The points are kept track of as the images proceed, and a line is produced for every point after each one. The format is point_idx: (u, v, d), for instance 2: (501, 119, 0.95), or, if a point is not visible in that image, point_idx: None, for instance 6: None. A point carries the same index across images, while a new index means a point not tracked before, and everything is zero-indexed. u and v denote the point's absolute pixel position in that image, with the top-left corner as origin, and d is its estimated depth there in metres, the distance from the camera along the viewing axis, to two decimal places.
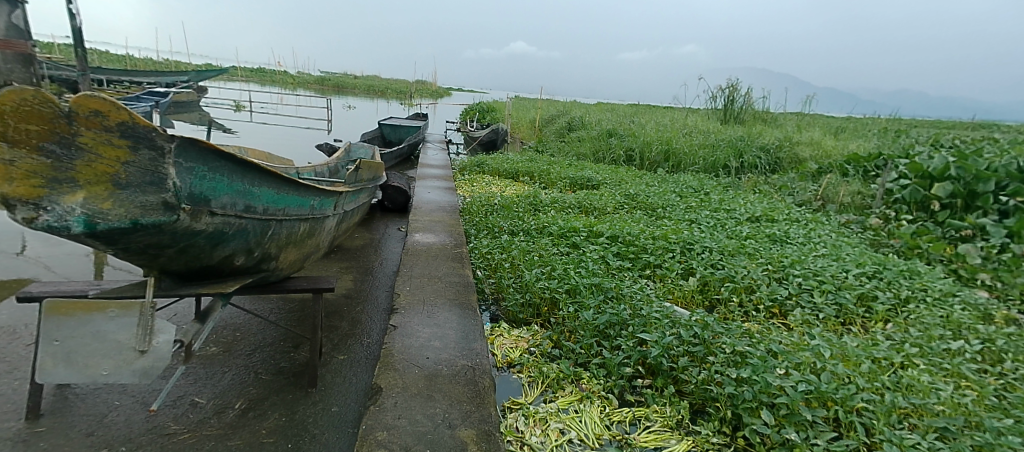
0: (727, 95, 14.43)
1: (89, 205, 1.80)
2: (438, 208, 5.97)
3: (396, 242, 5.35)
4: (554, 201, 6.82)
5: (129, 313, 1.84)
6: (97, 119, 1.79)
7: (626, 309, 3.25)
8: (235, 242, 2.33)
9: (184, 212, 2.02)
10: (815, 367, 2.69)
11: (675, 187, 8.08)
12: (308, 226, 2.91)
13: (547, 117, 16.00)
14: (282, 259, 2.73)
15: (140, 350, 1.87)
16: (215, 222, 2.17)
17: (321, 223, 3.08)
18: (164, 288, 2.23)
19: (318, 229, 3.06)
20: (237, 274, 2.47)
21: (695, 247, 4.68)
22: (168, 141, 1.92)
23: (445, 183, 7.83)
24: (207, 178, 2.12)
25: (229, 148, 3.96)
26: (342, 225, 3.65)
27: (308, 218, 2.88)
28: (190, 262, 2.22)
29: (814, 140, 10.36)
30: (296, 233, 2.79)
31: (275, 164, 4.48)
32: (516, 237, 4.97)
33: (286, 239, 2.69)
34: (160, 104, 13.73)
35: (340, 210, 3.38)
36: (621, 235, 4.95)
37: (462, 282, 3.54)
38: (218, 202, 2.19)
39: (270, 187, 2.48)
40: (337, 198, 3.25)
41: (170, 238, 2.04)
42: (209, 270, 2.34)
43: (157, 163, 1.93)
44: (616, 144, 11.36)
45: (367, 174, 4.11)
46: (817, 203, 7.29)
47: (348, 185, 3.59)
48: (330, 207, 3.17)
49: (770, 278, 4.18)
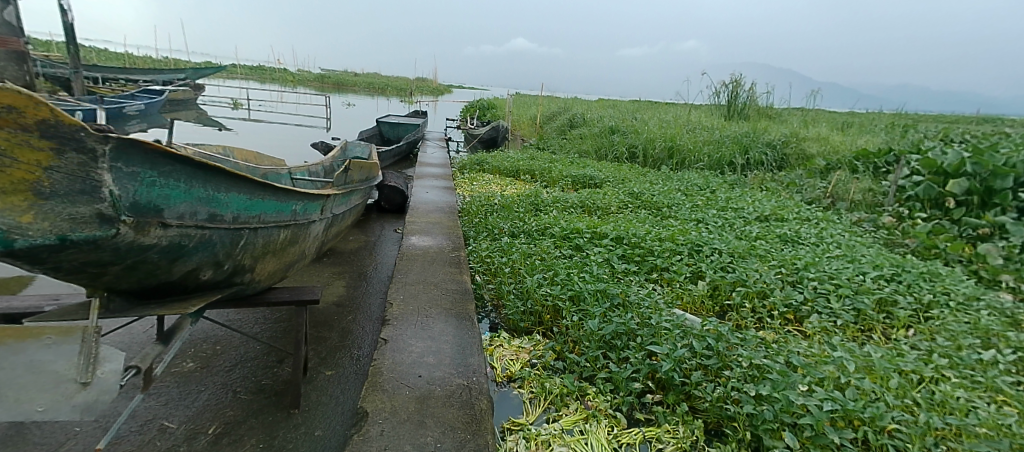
0: (731, 91, 14.20)
1: (5, 218, 1.57)
2: (436, 208, 5.78)
3: (392, 244, 5.16)
4: (557, 200, 6.61)
5: (70, 340, 1.70)
6: (11, 116, 1.56)
7: (633, 318, 3.05)
8: (197, 255, 2.15)
9: (124, 225, 1.81)
10: (839, 382, 2.49)
11: (680, 185, 7.86)
12: (290, 233, 2.74)
13: (548, 114, 15.78)
14: (260, 268, 2.56)
15: (83, 381, 1.71)
16: (168, 234, 1.99)
17: (306, 228, 2.90)
18: (113, 310, 2.02)
19: (303, 234, 2.89)
20: (204, 289, 2.29)
21: (704, 249, 4.48)
22: (101, 143, 1.71)
23: (444, 182, 7.63)
24: (159, 185, 1.93)
25: (212, 149, 3.77)
26: (331, 229, 3.48)
27: (289, 224, 2.71)
28: (145, 279, 2.03)
29: (821, 135, 10.13)
30: (275, 241, 2.61)
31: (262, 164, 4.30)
32: (517, 239, 4.78)
33: (262, 248, 2.52)
34: (155, 102, 13.56)
35: (329, 213, 3.21)
36: (626, 236, 4.76)
37: (460, 289, 3.35)
38: (173, 211, 2.00)
39: (241, 193, 2.30)
40: (324, 201, 3.08)
41: (111, 255, 1.83)
42: (169, 287, 2.15)
43: (88, 167, 1.70)
44: (619, 141, 11.15)
45: (358, 173, 3.94)
46: (827, 200, 7.07)
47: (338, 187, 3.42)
48: (316, 211, 2.99)
49: (783, 281, 3.97)
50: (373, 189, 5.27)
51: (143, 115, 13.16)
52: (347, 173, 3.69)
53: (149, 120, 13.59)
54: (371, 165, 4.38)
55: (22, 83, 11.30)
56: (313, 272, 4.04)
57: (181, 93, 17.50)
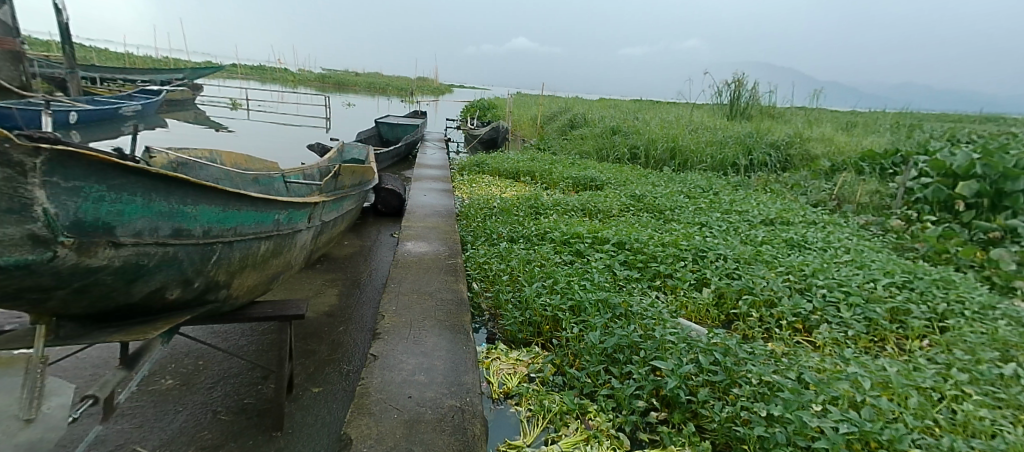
0: (734, 90, 14.07)
1: None
2: (433, 212, 5.64)
3: (387, 249, 5.03)
4: (557, 203, 6.48)
5: (12, 372, 1.62)
6: None
7: (636, 330, 2.91)
8: (162, 274, 2.02)
9: (62, 247, 1.66)
10: (854, 400, 2.35)
11: (683, 187, 7.72)
12: (269, 245, 2.63)
13: (548, 114, 15.65)
14: (239, 282, 2.45)
15: (26, 418, 1.62)
16: (122, 255, 1.85)
17: (287, 239, 2.80)
18: (63, 336, 1.88)
19: (284, 245, 2.78)
20: (173, 310, 2.17)
21: (708, 254, 4.34)
22: (30, 156, 1.53)
23: (442, 184, 7.50)
24: (111, 201, 1.79)
25: (197, 152, 3.64)
26: (320, 238, 3.37)
27: (268, 236, 2.60)
28: (101, 301, 1.90)
29: (825, 136, 9.98)
30: (253, 253, 2.50)
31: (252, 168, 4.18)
32: (516, 244, 4.65)
33: (240, 261, 2.41)
34: (152, 103, 13.44)
35: (313, 222, 3.11)
36: (628, 240, 4.63)
37: (456, 299, 3.22)
38: (131, 228, 1.87)
39: (212, 206, 2.18)
40: (307, 210, 2.97)
41: (51, 280, 1.69)
42: (133, 308, 2.02)
43: (15, 183, 1.53)
44: (620, 142, 11.01)
45: (347, 179, 3.83)
46: (833, 203, 6.93)
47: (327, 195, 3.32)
48: (299, 220, 2.88)
49: (791, 288, 3.83)
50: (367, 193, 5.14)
51: (140, 116, 13.05)
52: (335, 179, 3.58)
53: (146, 121, 13.48)
54: (364, 168, 4.26)
55: (18, 84, 11.19)
56: (305, 280, 3.91)
57: (179, 93, 17.39)
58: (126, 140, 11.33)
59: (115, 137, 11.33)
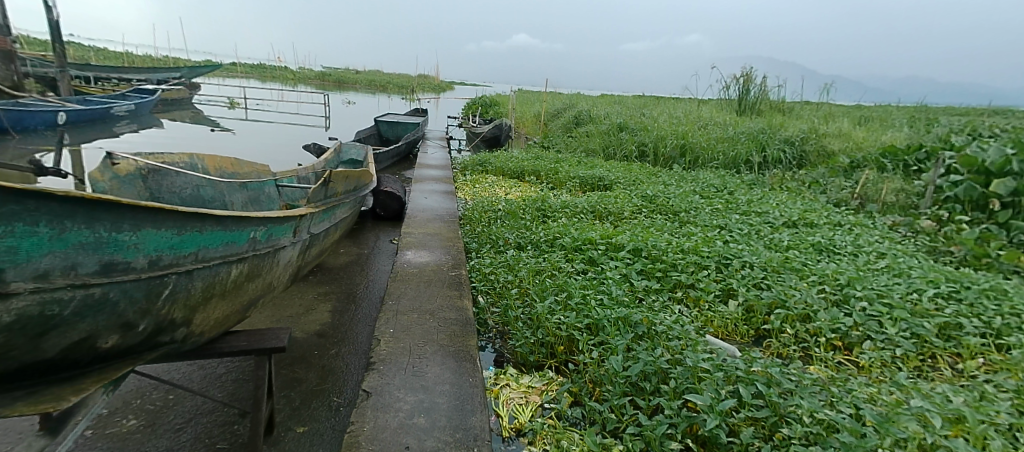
0: (743, 84, 13.70)
1: None
2: (435, 216, 5.32)
3: (387, 258, 4.71)
4: (564, 205, 6.15)
5: None
6: None
7: (664, 355, 2.59)
8: (88, 320, 1.77)
9: None
10: (925, 443, 2.00)
11: (695, 188, 7.39)
12: (241, 267, 2.39)
13: (552, 111, 15.32)
14: (202, 313, 2.20)
15: None
16: (21, 307, 1.60)
17: (264, 258, 2.55)
18: None
19: (261, 265, 2.54)
20: (110, 359, 1.93)
21: (733, 262, 4.01)
22: None
23: (444, 185, 7.18)
24: (3, 238, 1.54)
25: (175, 157, 3.29)
26: (307, 251, 3.10)
27: (240, 257, 2.36)
28: (6, 361, 1.64)
29: (841, 131, 9.62)
30: (220, 278, 2.26)
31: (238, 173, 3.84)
32: (524, 253, 4.33)
33: (202, 289, 2.17)
34: (147, 102, 13.18)
35: (296, 236, 2.86)
36: (644, 246, 4.31)
37: (461, 319, 2.88)
38: (36, 266, 1.62)
39: (160, 230, 1.94)
40: (289, 223, 2.72)
41: None
42: (60, 364, 1.78)
43: None
44: (627, 139, 10.67)
45: (339, 185, 3.56)
46: (855, 202, 6.58)
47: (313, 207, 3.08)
48: (274, 238, 2.61)
49: (827, 300, 3.49)
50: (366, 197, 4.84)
51: (134, 116, 12.74)
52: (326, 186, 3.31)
53: (141, 121, 13.17)
54: (361, 172, 3.97)
55: (9, 84, 10.86)
56: (296, 294, 3.61)
57: (176, 92, 17.08)
58: (120, 141, 11.02)
59: (108, 137, 11.01)
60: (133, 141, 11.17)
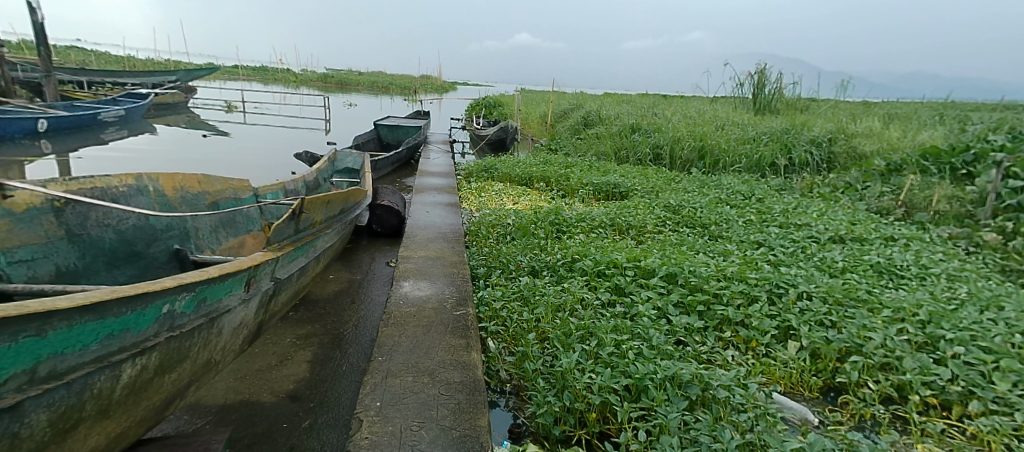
0: (759, 81, 13.08)
1: None
2: (438, 234, 4.74)
3: (382, 286, 4.12)
4: (580, 218, 5.58)
5: None
6: None
7: (734, 440, 2.00)
8: None
9: None
10: None
11: (721, 197, 6.79)
12: (143, 360, 2.00)
13: (559, 112, 14.75)
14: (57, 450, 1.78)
15: None
16: None
17: (186, 336, 2.18)
18: None
19: (179, 346, 2.16)
20: None
21: (787, 292, 3.40)
22: None
23: (448, 196, 6.61)
24: None
25: (112, 179, 2.75)
26: (258, 309, 2.68)
27: (134, 349, 1.95)
28: None
29: (872, 130, 8.99)
30: (92, 390, 1.83)
31: (189, 204, 3.30)
32: (541, 281, 3.75)
33: (51, 421, 1.72)
34: (138, 107, 12.71)
35: (244, 290, 2.51)
36: (680, 270, 3.71)
37: (466, 384, 2.29)
38: None
39: None
40: (230, 280, 2.36)
41: None
42: None
43: None
44: (641, 141, 10.09)
45: (309, 216, 3.20)
46: (900, 210, 5.98)
47: (280, 242, 2.89)
48: (187, 313, 2.17)
49: (910, 343, 2.89)
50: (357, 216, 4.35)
51: (124, 121, 12.23)
52: (293, 220, 2.97)
53: (132, 126, 12.65)
54: (337, 196, 3.52)
55: None
56: (270, 339, 3.06)
57: (170, 96, 16.54)
58: (109, 148, 10.49)
59: (96, 145, 10.49)
60: (122, 149, 10.63)
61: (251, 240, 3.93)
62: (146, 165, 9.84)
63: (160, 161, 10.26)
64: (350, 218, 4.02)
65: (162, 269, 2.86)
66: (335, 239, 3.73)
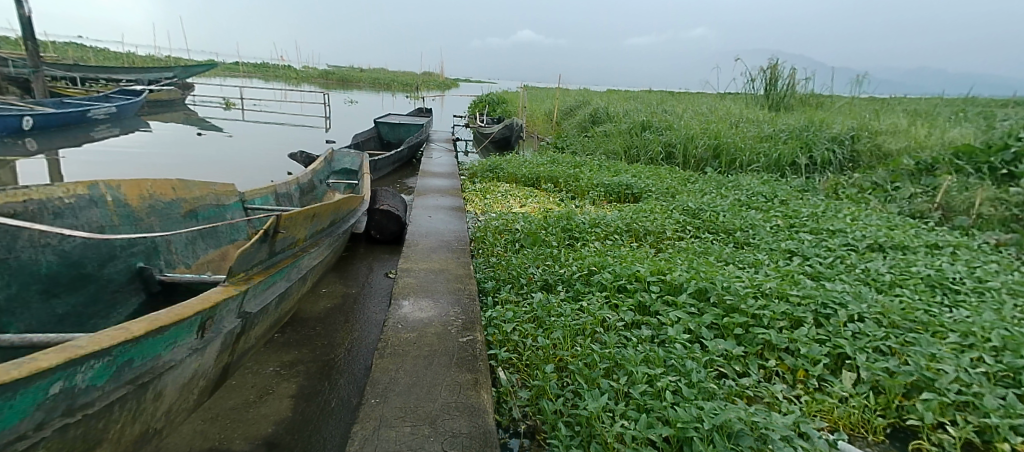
0: (773, 76, 12.63)
1: None
2: (441, 242, 4.36)
3: (380, 302, 3.74)
4: (594, 224, 5.20)
5: None
6: None
7: None
8: None
9: None
10: None
11: (741, 199, 6.41)
12: None
13: (565, 109, 14.36)
14: None
15: None
16: None
17: (98, 413, 1.78)
18: None
19: (87, 430, 1.75)
20: None
21: (834, 312, 3.00)
22: None
23: (452, 198, 6.24)
24: None
25: (55, 188, 2.52)
26: (211, 357, 2.27)
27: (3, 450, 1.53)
28: None
29: (897, 126, 8.56)
30: None
31: (164, 212, 3.04)
32: (556, 298, 3.38)
33: None
34: (132, 104, 12.39)
35: (197, 336, 2.14)
36: (711, 284, 3.33)
37: (472, 439, 1.92)
38: None
39: None
40: (172, 329, 1.99)
41: None
42: None
43: None
44: (652, 139, 9.71)
45: (286, 235, 2.85)
46: (937, 214, 5.58)
47: (241, 266, 2.47)
48: (95, 389, 1.75)
49: (989, 376, 2.48)
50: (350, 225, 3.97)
51: (118, 118, 11.91)
52: (266, 242, 2.63)
53: (126, 124, 12.33)
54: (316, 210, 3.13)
55: None
56: (250, 368, 2.70)
57: (167, 93, 16.21)
58: (100, 147, 10.15)
59: (87, 144, 10.16)
60: (114, 147, 10.31)
61: (236, 249, 3.57)
62: (137, 164, 9.49)
63: (152, 160, 9.92)
64: (338, 229, 3.63)
65: (118, 293, 2.64)
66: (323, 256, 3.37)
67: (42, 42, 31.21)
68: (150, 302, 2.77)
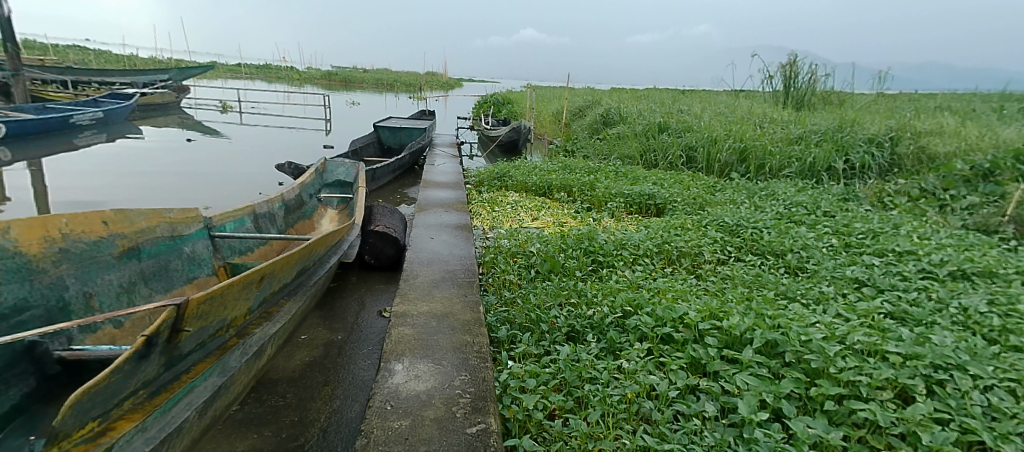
0: (796, 72, 11.90)
1: None
2: (445, 273, 3.71)
3: (371, 353, 3.09)
4: (619, 245, 4.54)
5: None
6: None
7: None
8: None
9: None
10: None
11: (780, 211, 5.72)
12: None
13: (574, 108, 13.69)
14: None
15: None
16: None
17: None
18: None
19: None
20: None
21: (953, 377, 2.32)
22: None
23: (457, 214, 5.60)
24: None
25: None
26: None
27: None
28: None
29: (943, 126, 7.85)
30: None
31: (93, 252, 2.50)
32: (587, 353, 2.73)
33: None
34: (121, 108, 11.83)
35: None
36: (783, 333, 2.66)
37: None
38: None
39: None
40: None
41: None
42: None
43: None
44: (671, 142, 9.05)
45: (193, 333, 2.17)
46: (1011, 229, 4.89)
47: (87, 410, 1.77)
48: None
49: None
50: (323, 270, 3.30)
51: (104, 124, 11.35)
52: (145, 361, 1.94)
53: (115, 129, 11.76)
54: (242, 283, 2.41)
55: None
56: None
57: (160, 96, 15.65)
58: (81, 153, 9.56)
59: (68, 151, 9.59)
60: (97, 153, 9.74)
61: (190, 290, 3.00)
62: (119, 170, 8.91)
63: (137, 165, 9.34)
64: (289, 286, 2.95)
65: None
66: (272, 324, 2.69)
67: (40, 46, 30.74)
68: (41, 388, 2.24)
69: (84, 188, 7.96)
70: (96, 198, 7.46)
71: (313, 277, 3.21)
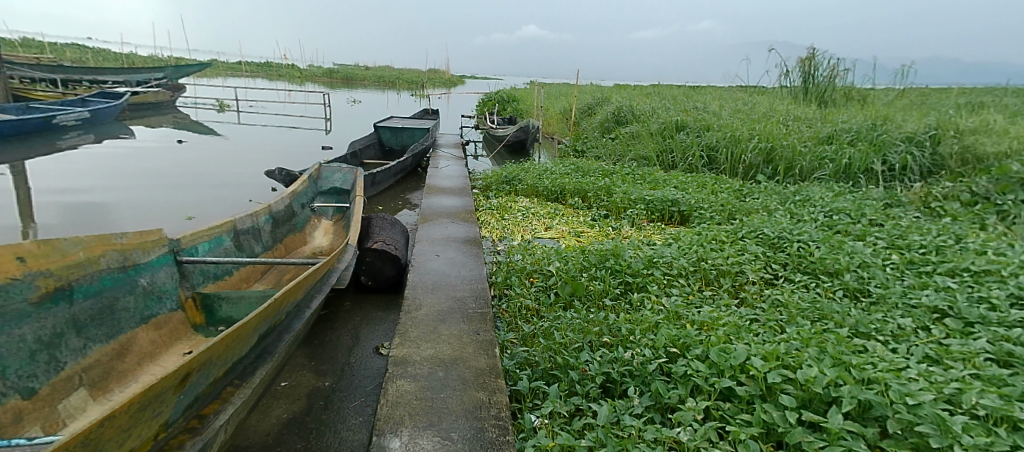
0: (820, 68, 11.28)
1: None
2: (453, 301, 3.18)
3: (364, 404, 2.58)
4: (649, 263, 4.00)
5: None
6: None
7: None
8: None
9: None
10: None
11: (821, 220, 5.16)
12: None
13: (584, 106, 13.12)
14: None
15: None
16: None
17: None
18: None
19: None
20: None
21: None
22: None
23: (464, 225, 5.06)
24: None
25: None
26: None
27: None
28: None
29: (988, 124, 7.24)
30: None
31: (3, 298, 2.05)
32: (631, 415, 2.20)
33: None
34: (111, 108, 11.37)
35: None
36: (878, 393, 2.11)
37: None
38: None
39: None
40: None
41: None
42: None
43: None
44: (690, 141, 8.49)
45: None
46: None
47: None
48: None
49: None
50: (286, 335, 2.66)
51: (91, 124, 10.88)
52: None
53: (104, 129, 11.29)
54: (126, 411, 1.69)
55: None
56: None
57: (154, 94, 15.18)
58: (65, 155, 9.09)
59: (52, 153, 9.12)
60: (83, 154, 9.27)
61: (145, 333, 2.55)
62: (105, 171, 8.43)
63: (124, 165, 8.86)
64: (226, 376, 2.27)
65: None
66: (201, 440, 2.00)
67: (37, 43, 30.33)
68: None
69: (63, 190, 7.46)
70: (75, 202, 6.97)
71: (273, 344, 2.57)
